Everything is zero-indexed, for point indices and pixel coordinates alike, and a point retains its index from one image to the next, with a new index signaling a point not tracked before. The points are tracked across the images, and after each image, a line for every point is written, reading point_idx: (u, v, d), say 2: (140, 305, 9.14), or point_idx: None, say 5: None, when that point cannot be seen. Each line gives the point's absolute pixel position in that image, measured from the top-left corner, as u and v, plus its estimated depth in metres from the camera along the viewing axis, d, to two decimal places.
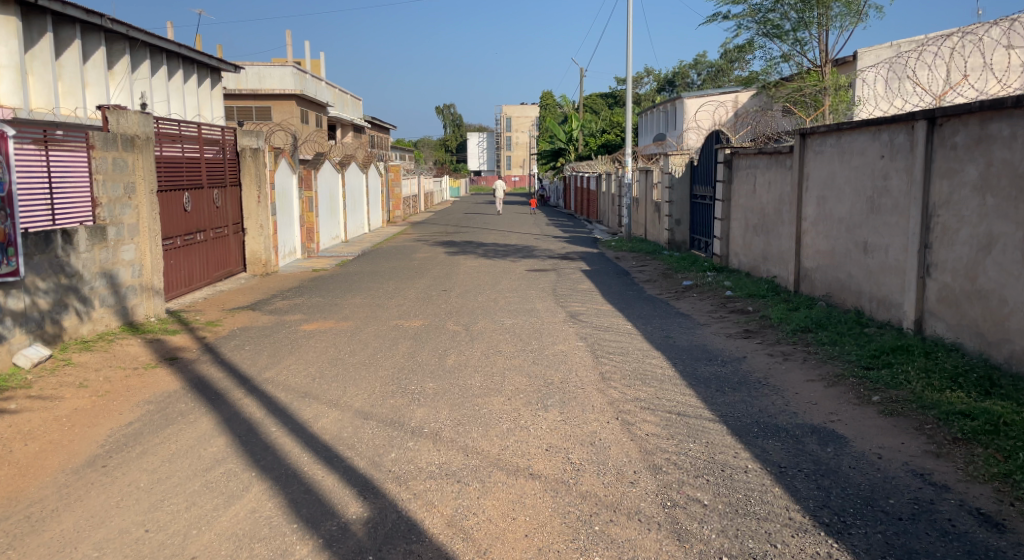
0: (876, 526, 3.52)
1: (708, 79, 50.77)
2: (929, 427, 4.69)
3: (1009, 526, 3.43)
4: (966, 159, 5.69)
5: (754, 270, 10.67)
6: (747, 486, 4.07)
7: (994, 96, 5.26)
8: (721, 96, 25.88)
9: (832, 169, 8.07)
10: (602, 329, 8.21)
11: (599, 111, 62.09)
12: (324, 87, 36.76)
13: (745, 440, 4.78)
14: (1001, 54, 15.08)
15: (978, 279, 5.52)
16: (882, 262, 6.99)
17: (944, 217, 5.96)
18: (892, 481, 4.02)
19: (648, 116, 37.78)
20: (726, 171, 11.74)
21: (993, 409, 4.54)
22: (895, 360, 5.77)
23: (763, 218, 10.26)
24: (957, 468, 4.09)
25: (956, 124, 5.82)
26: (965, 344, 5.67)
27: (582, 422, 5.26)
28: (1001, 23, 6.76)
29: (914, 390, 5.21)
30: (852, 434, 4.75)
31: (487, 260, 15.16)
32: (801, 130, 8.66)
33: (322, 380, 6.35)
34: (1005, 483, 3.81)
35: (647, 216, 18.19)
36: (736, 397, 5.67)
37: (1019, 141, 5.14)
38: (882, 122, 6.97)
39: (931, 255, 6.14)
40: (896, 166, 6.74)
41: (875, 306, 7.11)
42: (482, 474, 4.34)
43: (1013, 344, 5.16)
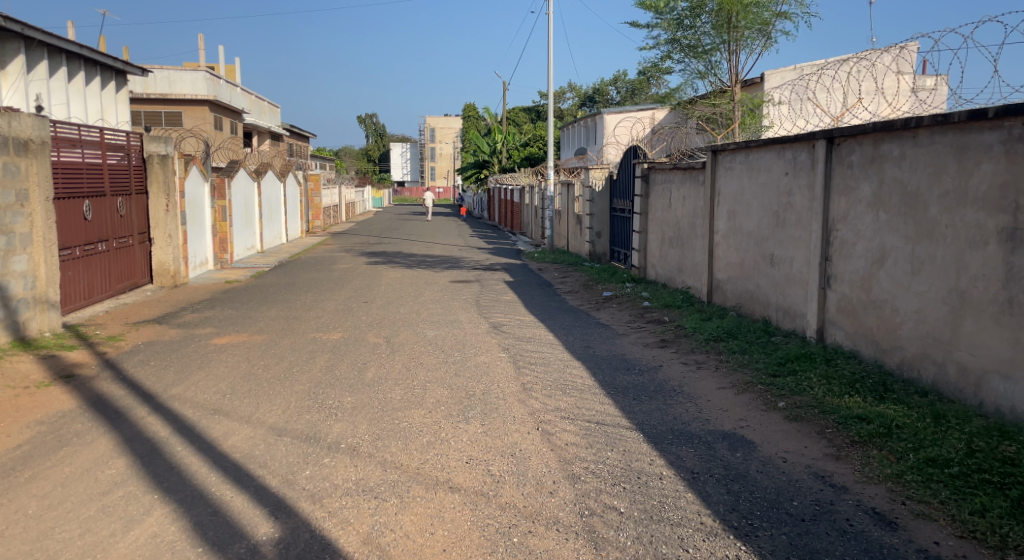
0: (780, 528, 3.68)
1: (627, 95, 52.10)
2: (830, 431, 4.94)
3: (900, 524, 3.64)
4: (861, 178, 6.06)
5: (671, 281, 10.99)
6: (662, 492, 4.16)
7: (886, 118, 5.60)
8: (639, 112, 26.55)
9: (741, 185, 8.41)
10: (524, 339, 8.26)
11: (523, 124, 62.81)
12: (239, 93, 35.76)
13: (660, 447, 4.90)
14: (893, 79, 16.16)
15: (873, 290, 5.88)
16: (787, 274, 7.32)
17: (842, 232, 6.32)
18: (796, 483, 4.21)
19: (569, 129, 38.20)
20: (643, 186, 12.04)
21: (886, 413, 4.83)
22: (799, 368, 6.05)
23: (678, 231, 10.59)
24: (854, 470, 4.32)
25: (852, 145, 6.17)
26: (862, 351, 6.03)
27: (502, 433, 5.26)
28: (893, 49, 7.15)
29: (816, 396, 5.47)
30: (759, 439, 4.95)
31: (409, 270, 14.97)
32: (713, 147, 8.97)
33: (233, 396, 6.09)
34: (897, 483, 4.06)
35: (569, 228, 18.49)
36: (652, 405, 5.81)
37: (907, 161, 5.48)
38: (786, 141, 7.32)
39: (831, 267, 6.50)
40: (799, 183, 7.10)
41: (781, 315, 7.45)
42: (401, 489, 4.27)
43: (903, 351, 5.52)
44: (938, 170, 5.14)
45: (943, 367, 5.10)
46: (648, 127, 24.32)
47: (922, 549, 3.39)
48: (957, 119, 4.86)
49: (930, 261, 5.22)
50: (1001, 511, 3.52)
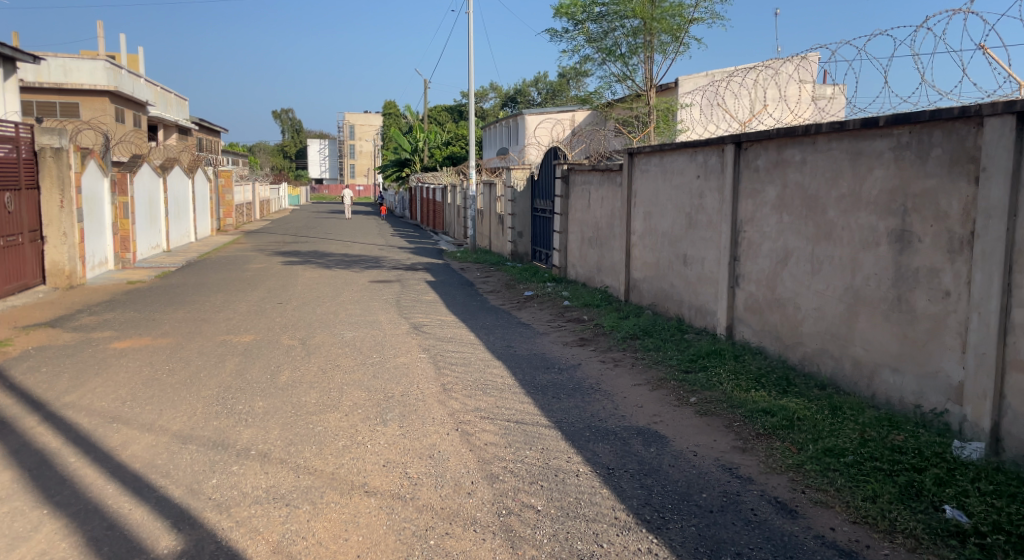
0: (689, 520, 3.79)
1: (548, 97, 52.68)
2: (737, 424, 5.13)
3: (800, 512, 3.82)
4: (766, 181, 6.33)
5: (590, 280, 11.18)
6: (578, 489, 4.22)
7: (788, 125, 5.87)
8: (559, 114, 26.90)
9: (656, 187, 8.64)
10: (445, 340, 8.21)
11: (445, 123, 62.52)
12: (143, 84, 33.99)
13: (577, 445, 4.96)
14: (795, 88, 16.99)
15: (777, 289, 6.16)
16: (699, 273, 7.57)
17: (749, 233, 6.58)
18: (705, 476, 4.35)
19: (491, 129, 38.29)
20: (564, 187, 12.21)
21: (789, 406, 5.06)
22: (710, 364, 6.26)
23: (597, 231, 10.79)
24: (759, 461, 4.50)
25: (758, 149, 6.44)
26: (767, 347, 6.31)
27: (420, 435, 5.20)
28: (795, 59, 7.49)
29: (725, 390, 5.67)
30: (672, 434, 5.09)
31: (327, 270, 14.62)
32: (630, 150, 9.17)
33: (134, 403, 5.77)
34: (798, 473, 4.25)
35: (491, 228, 18.52)
36: (571, 403, 5.88)
37: (808, 166, 5.76)
38: (697, 145, 7.56)
39: (739, 267, 6.77)
40: (710, 186, 7.35)
41: (694, 313, 7.70)
42: (314, 495, 4.15)
43: (804, 347, 5.80)
44: (835, 175, 5.43)
45: (840, 361, 5.39)
46: (567, 128, 24.65)
47: (819, 535, 3.57)
48: (852, 126, 5.14)
49: (828, 261, 5.50)
50: (890, 496, 3.75)
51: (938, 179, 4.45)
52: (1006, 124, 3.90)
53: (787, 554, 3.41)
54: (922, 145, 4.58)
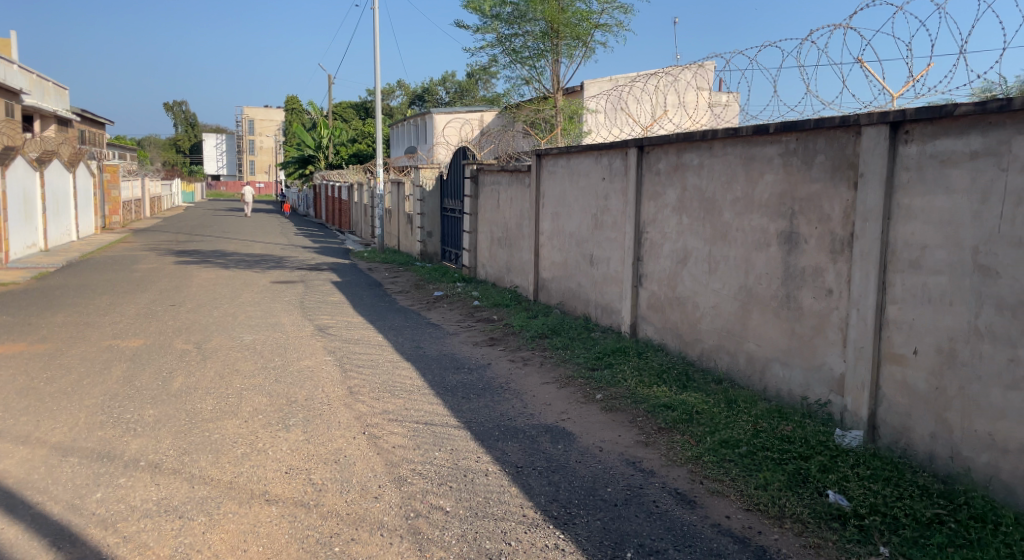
0: (595, 514, 3.86)
1: (456, 97, 52.56)
2: (640, 419, 5.29)
3: (699, 502, 3.97)
4: (667, 184, 6.56)
5: (499, 280, 11.24)
6: (487, 488, 4.22)
7: (687, 130, 6.10)
8: (467, 114, 26.88)
9: (563, 188, 8.78)
10: (352, 342, 8.02)
11: (351, 120, 61.18)
12: (17, 71, 31.41)
13: (486, 444, 4.96)
14: (693, 95, 17.72)
15: (677, 288, 6.40)
16: (604, 273, 7.76)
17: (651, 234, 6.80)
18: (610, 471, 4.45)
19: (399, 127, 37.81)
20: (473, 187, 12.20)
21: (688, 401, 5.26)
22: (615, 361, 6.43)
23: (506, 231, 10.85)
24: (661, 454, 4.66)
25: (659, 153, 6.67)
26: (668, 344, 6.54)
27: (325, 439, 5.06)
28: (694, 67, 7.78)
29: (629, 387, 5.84)
30: (579, 430, 5.19)
31: (227, 271, 13.99)
32: (537, 151, 9.29)
33: (4, 415, 5.30)
34: (697, 464, 4.43)
35: (399, 227, 18.27)
36: (480, 403, 5.88)
37: (705, 170, 6.01)
38: (602, 147, 7.75)
39: (642, 267, 6.98)
40: (614, 188, 7.54)
41: (599, 312, 7.88)
42: (210, 506, 3.95)
43: (703, 343, 6.06)
44: (730, 179, 5.70)
45: (734, 357, 5.66)
46: (476, 128, 24.66)
47: (715, 523, 3.73)
48: (746, 133, 5.41)
49: (724, 261, 5.76)
50: (779, 484, 3.97)
51: (822, 184, 4.75)
52: (881, 133, 4.21)
53: (687, 544, 3.54)
54: (807, 151, 4.87)
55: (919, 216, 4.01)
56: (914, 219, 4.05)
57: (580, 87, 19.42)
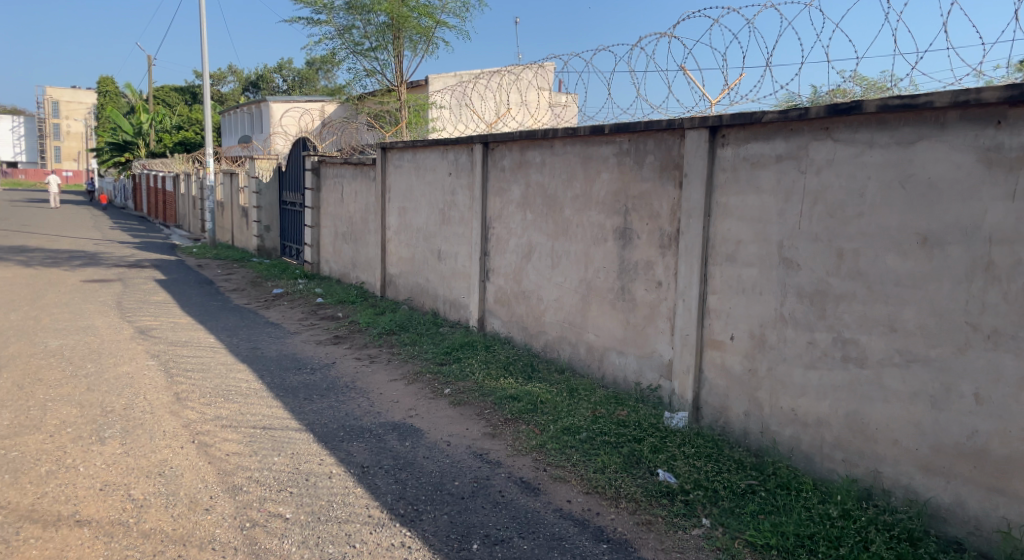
0: (442, 509, 3.86)
1: (294, 85, 50.24)
2: (487, 411, 5.36)
3: (542, 489, 4.10)
4: (511, 180, 6.69)
5: (344, 277, 10.91)
6: (330, 491, 4.07)
7: (529, 128, 6.25)
8: (307, 103, 25.76)
9: (409, 183, 8.68)
10: (179, 344, 7.41)
11: (176, 105, 56.50)
12: None
13: (330, 446, 4.79)
14: None
15: (523, 282, 6.55)
16: (452, 268, 7.78)
17: (497, 229, 6.91)
18: (458, 464, 4.47)
19: (231, 115, 35.48)
20: (314, 179, 11.67)
21: (533, 391, 5.40)
22: (462, 355, 6.46)
23: (350, 226, 10.55)
24: (507, 445, 4.74)
25: (503, 150, 6.78)
26: (515, 337, 6.69)
27: (148, 451, 4.63)
28: (536, 67, 7.95)
29: (477, 380, 5.89)
30: (427, 426, 5.16)
31: (26, 269, 12.39)
32: (382, 144, 9.10)
33: None
34: (541, 452, 4.56)
35: (234, 221, 17.16)
36: (323, 404, 5.67)
37: (547, 167, 6.20)
38: (448, 143, 7.74)
39: (489, 261, 7.07)
40: (460, 183, 7.57)
41: (447, 307, 7.89)
42: (5, 533, 3.48)
43: (547, 335, 6.25)
44: (570, 177, 5.91)
45: (576, 348, 5.90)
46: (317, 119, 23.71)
47: (558, 508, 3.86)
48: (584, 132, 5.64)
49: (565, 256, 5.98)
50: (616, 466, 4.19)
51: (652, 183, 5.06)
52: (702, 136, 4.56)
53: (531, 530, 3.63)
54: (639, 152, 5.17)
55: (735, 213, 4.39)
56: (730, 216, 4.43)
57: (424, 80, 19.24)
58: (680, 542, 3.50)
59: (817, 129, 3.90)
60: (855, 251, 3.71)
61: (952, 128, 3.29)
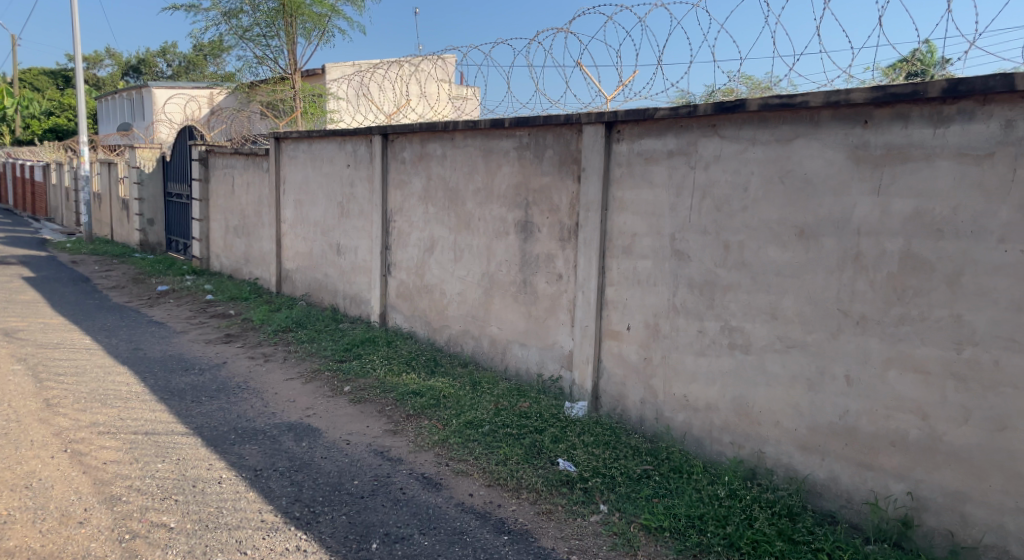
0: (339, 509, 3.76)
1: (181, 71, 47.48)
2: (389, 408, 5.26)
3: (444, 484, 4.07)
4: (412, 173, 6.59)
5: (237, 272, 10.43)
6: (219, 497, 3.87)
7: (429, 120, 6.18)
8: (193, 90, 24.39)
9: (306, 174, 8.40)
10: (50, 347, 6.85)
11: (47, 89, 52.16)
12: None
13: (220, 450, 4.56)
14: None
15: (425, 276, 6.49)
16: (352, 262, 7.60)
17: (398, 223, 6.80)
18: (358, 463, 4.37)
19: (109, 101, 33.12)
20: (202, 170, 11.04)
21: (436, 386, 5.36)
22: (363, 352, 6.32)
23: (243, 220, 10.10)
24: (409, 441, 4.68)
25: (403, 142, 6.67)
26: (417, 332, 6.62)
27: (12, 463, 4.25)
28: (437, 59, 7.85)
29: (378, 376, 5.78)
30: (325, 425, 5.01)
31: None
32: (276, 134, 8.75)
33: None
34: (443, 447, 4.53)
35: (113, 214, 16.03)
36: (213, 406, 5.39)
37: (448, 160, 6.15)
38: (345, 133, 7.54)
39: (390, 256, 6.96)
40: (359, 176, 7.39)
41: (348, 302, 7.71)
42: None
43: (450, 329, 6.22)
44: (471, 170, 5.90)
45: (479, 341, 5.90)
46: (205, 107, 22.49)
47: (460, 502, 3.85)
48: (484, 126, 5.63)
49: (467, 249, 5.97)
50: (517, 457, 4.22)
51: (551, 177, 5.12)
52: (598, 131, 4.65)
53: (431, 526, 3.60)
54: (539, 146, 5.22)
55: (631, 207, 4.51)
56: (626, 210, 4.55)
57: (320, 68, 18.61)
58: (579, 529, 3.56)
59: (705, 126, 4.05)
60: (740, 243, 3.89)
61: (825, 127, 3.50)
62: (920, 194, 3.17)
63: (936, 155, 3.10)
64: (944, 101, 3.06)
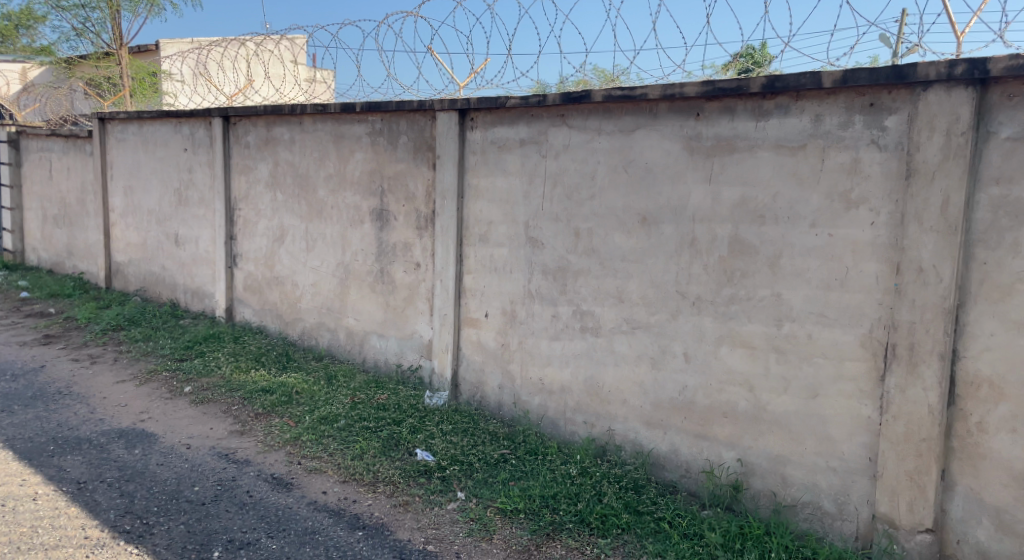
0: (178, 519, 3.50)
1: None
2: (235, 407, 4.96)
3: (295, 483, 3.90)
4: (257, 158, 6.24)
5: (58, 267, 9.42)
6: (33, 516, 3.47)
7: (274, 103, 5.87)
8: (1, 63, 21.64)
9: (137, 159, 7.71)
10: None
11: None
12: None
13: (36, 464, 4.10)
14: None
15: (275, 267, 6.18)
16: (193, 254, 7.09)
17: (244, 211, 6.43)
18: (199, 468, 4.08)
19: None
20: (13, 153, 9.89)
21: (287, 382, 5.12)
22: (206, 349, 5.92)
23: (64, 209, 9.13)
24: (257, 441, 4.44)
25: (247, 126, 6.29)
26: (268, 326, 6.31)
27: None
28: (286, 40, 7.45)
29: (223, 375, 5.43)
30: (161, 430, 4.64)
31: None
32: (100, 114, 7.96)
33: None
34: (295, 445, 4.34)
35: None
36: (27, 415, 4.83)
37: (296, 145, 5.87)
38: (181, 115, 6.99)
39: (236, 246, 6.57)
40: (198, 161, 6.89)
41: (190, 297, 7.20)
42: None
43: (303, 322, 5.97)
44: (322, 156, 5.67)
45: (334, 333, 5.72)
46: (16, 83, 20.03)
47: (312, 501, 3.70)
48: (334, 110, 5.43)
49: (320, 238, 5.74)
50: (373, 451, 4.13)
51: (406, 164, 5.03)
52: (452, 118, 4.62)
53: (281, 528, 3.44)
54: (392, 132, 5.11)
55: (486, 195, 4.53)
56: (481, 197, 4.56)
57: (152, 45, 17.14)
58: (436, 518, 3.54)
59: (554, 116, 4.14)
60: (590, 231, 4.01)
61: (663, 118, 3.68)
62: (745, 182, 3.41)
63: (759, 147, 3.35)
64: (764, 96, 3.32)
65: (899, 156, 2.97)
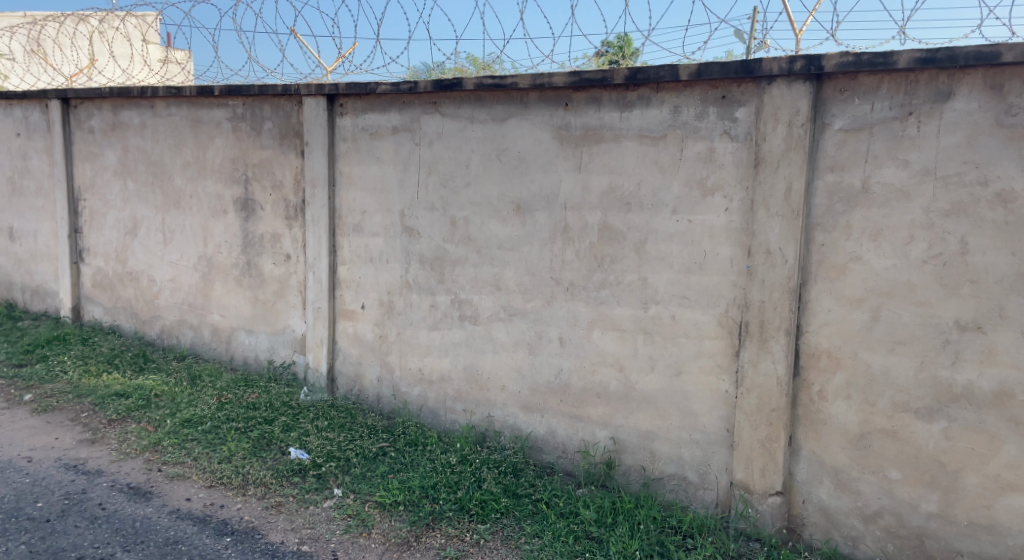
0: (16, 539, 3.17)
1: None
2: (85, 414, 4.56)
3: (155, 492, 3.64)
4: (104, 144, 5.74)
5: None
6: None
7: (121, 84, 5.42)
8: None
9: None
10: None
11: None
12: None
13: None
14: None
15: (128, 261, 5.74)
16: (31, 249, 6.44)
17: (89, 201, 5.91)
18: (42, 482, 3.72)
19: None
20: None
21: (145, 385, 4.77)
22: (50, 353, 5.39)
23: None
24: (110, 450, 4.10)
25: (90, 109, 5.77)
26: (122, 325, 5.86)
27: None
28: (136, 17, 6.88)
29: (70, 380, 4.97)
30: None
31: None
32: None
33: None
34: (155, 451, 4.05)
35: None
36: None
37: (148, 130, 5.45)
38: (12, 96, 6.30)
39: (82, 240, 6.04)
40: (33, 146, 6.25)
41: (29, 297, 6.53)
42: None
43: (163, 320, 5.59)
44: (177, 142, 5.30)
45: (198, 331, 5.39)
46: None
47: (174, 510, 3.47)
48: (190, 93, 5.09)
49: (179, 230, 5.38)
50: (243, 452, 3.93)
51: (272, 151, 4.80)
52: (320, 104, 4.46)
53: (139, 541, 3.20)
54: (255, 117, 4.86)
55: (358, 183, 4.41)
56: (353, 186, 4.44)
57: None
58: (310, 517, 3.43)
59: (426, 103, 4.09)
60: (465, 219, 4.01)
61: (533, 107, 3.73)
62: (612, 171, 3.53)
63: (623, 136, 3.48)
64: (627, 88, 3.44)
65: (749, 146, 3.17)
